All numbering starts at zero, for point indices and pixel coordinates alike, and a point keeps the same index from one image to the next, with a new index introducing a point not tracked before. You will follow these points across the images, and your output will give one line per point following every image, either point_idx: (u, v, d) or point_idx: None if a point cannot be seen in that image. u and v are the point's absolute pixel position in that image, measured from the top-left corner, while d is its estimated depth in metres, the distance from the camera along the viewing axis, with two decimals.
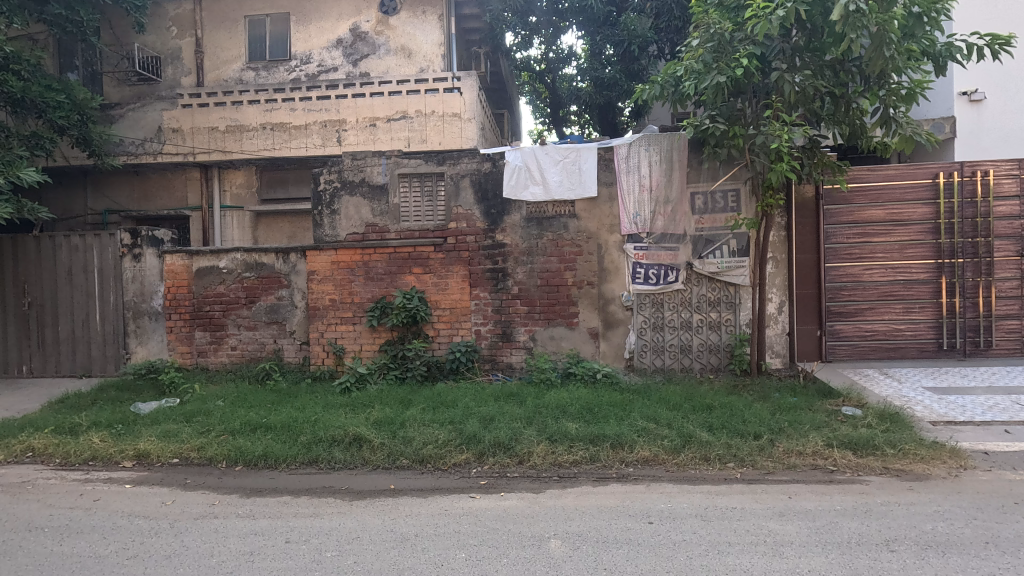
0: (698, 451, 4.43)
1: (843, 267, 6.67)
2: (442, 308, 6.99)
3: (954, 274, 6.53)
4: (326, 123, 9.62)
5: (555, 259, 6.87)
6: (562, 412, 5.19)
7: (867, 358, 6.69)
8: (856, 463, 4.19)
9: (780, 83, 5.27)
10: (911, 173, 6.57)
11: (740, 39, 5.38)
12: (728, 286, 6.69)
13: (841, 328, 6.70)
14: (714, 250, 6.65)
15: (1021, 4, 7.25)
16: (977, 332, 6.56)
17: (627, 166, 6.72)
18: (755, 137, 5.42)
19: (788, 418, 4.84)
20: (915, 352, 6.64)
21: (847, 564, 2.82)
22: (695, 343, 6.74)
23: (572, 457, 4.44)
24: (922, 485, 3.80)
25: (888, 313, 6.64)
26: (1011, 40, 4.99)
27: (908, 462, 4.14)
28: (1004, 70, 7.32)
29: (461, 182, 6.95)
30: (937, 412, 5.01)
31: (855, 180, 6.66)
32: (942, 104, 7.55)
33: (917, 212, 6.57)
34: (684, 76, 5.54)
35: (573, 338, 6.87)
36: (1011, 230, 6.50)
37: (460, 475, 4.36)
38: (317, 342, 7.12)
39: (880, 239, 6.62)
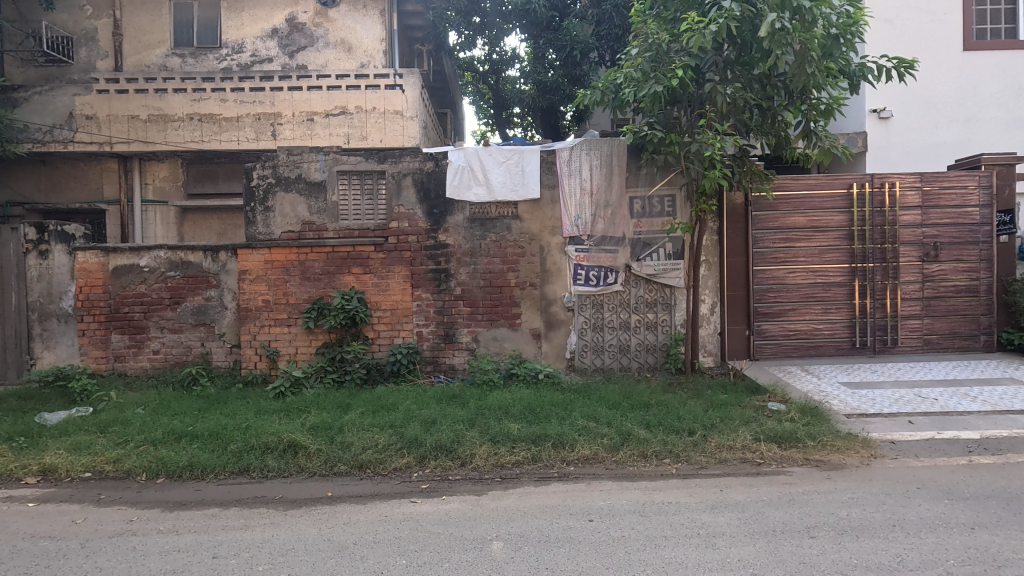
0: (636, 448, 4.55)
1: (769, 270, 7.07)
2: (383, 309, 6.84)
3: (866, 278, 7.06)
4: (260, 115, 9.19)
5: (497, 260, 6.88)
6: (505, 413, 5.20)
7: (790, 356, 7.11)
8: (781, 455, 4.44)
9: (713, 94, 5.52)
10: (828, 183, 7.06)
11: (676, 50, 5.57)
12: (665, 287, 6.93)
13: (767, 328, 7.08)
14: (651, 253, 6.88)
15: (922, 30, 7.94)
16: (885, 331, 7.12)
17: (569, 169, 6.82)
18: (690, 144, 5.65)
19: (719, 414, 5.07)
20: (832, 350, 7.12)
21: (773, 551, 2.98)
22: (633, 342, 6.93)
23: (514, 457, 4.46)
24: (838, 474, 4.08)
25: (809, 314, 7.09)
26: (915, 64, 5.44)
27: (827, 452, 4.44)
28: (908, 90, 7.98)
29: (402, 180, 6.83)
30: (851, 405, 5.41)
31: (780, 189, 7.06)
32: (855, 119, 8.13)
33: (833, 220, 7.06)
34: (624, 83, 5.70)
35: (516, 339, 6.91)
36: (914, 237, 7.09)
37: (401, 480, 4.27)
38: (249, 345, 6.79)
39: (801, 245, 7.07)
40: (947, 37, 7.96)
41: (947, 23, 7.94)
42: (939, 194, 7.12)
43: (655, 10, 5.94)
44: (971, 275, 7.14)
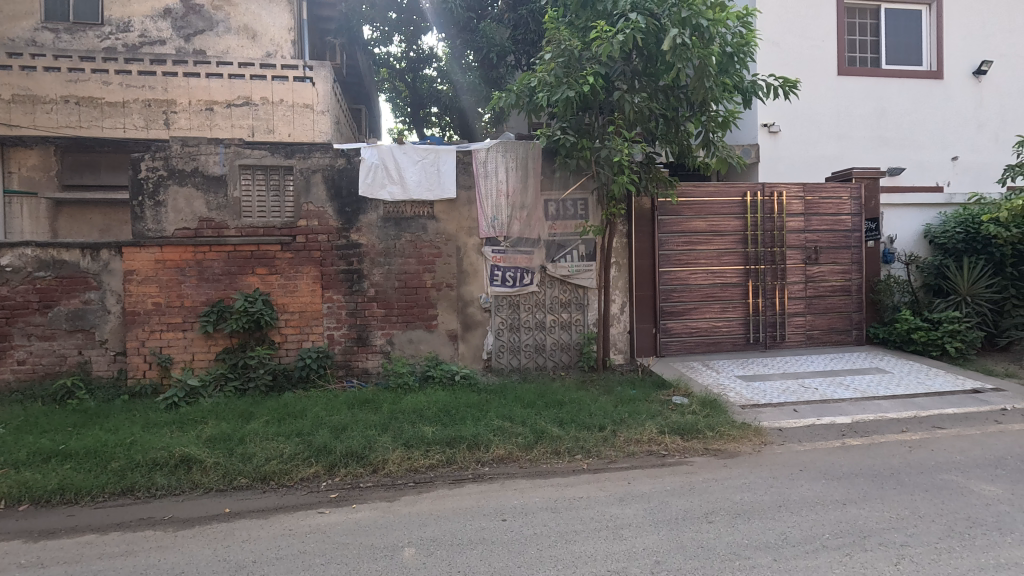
0: (549, 445, 4.64)
1: (674, 271, 7.48)
2: (290, 311, 6.50)
3: (758, 278, 7.66)
4: (150, 102, 8.42)
5: (413, 261, 6.76)
6: (419, 416, 5.11)
7: (693, 352, 7.57)
8: (683, 445, 4.71)
9: (621, 102, 5.77)
10: (726, 191, 7.59)
11: (587, 58, 5.76)
12: (578, 288, 7.13)
13: (672, 326, 7.49)
14: (565, 254, 7.05)
15: (805, 54, 8.77)
16: (774, 328, 7.75)
17: (485, 171, 6.84)
18: (600, 150, 5.86)
19: (628, 410, 5.29)
20: (729, 345, 7.66)
21: (675, 538, 3.14)
22: (548, 342, 7.06)
23: (428, 461, 4.39)
24: (733, 462, 4.38)
25: (708, 312, 7.59)
26: (797, 85, 5.96)
27: (723, 441, 4.76)
28: (792, 108, 8.78)
29: (312, 177, 6.52)
30: (745, 396, 5.86)
31: (683, 195, 7.50)
32: (748, 133, 8.80)
33: (729, 225, 7.60)
34: (538, 88, 5.83)
35: (432, 341, 6.82)
36: (798, 242, 7.79)
37: (308, 491, 4.06)
38: (136, 353, 6.21)
39: (702, 248, 7.55)
40: (826, 62, 8.83)
41: (825, 49, 8.82)
42: (818, 203, 7.87)
43: (567, 18, 6.12)
44: (845, 276, 7.95)
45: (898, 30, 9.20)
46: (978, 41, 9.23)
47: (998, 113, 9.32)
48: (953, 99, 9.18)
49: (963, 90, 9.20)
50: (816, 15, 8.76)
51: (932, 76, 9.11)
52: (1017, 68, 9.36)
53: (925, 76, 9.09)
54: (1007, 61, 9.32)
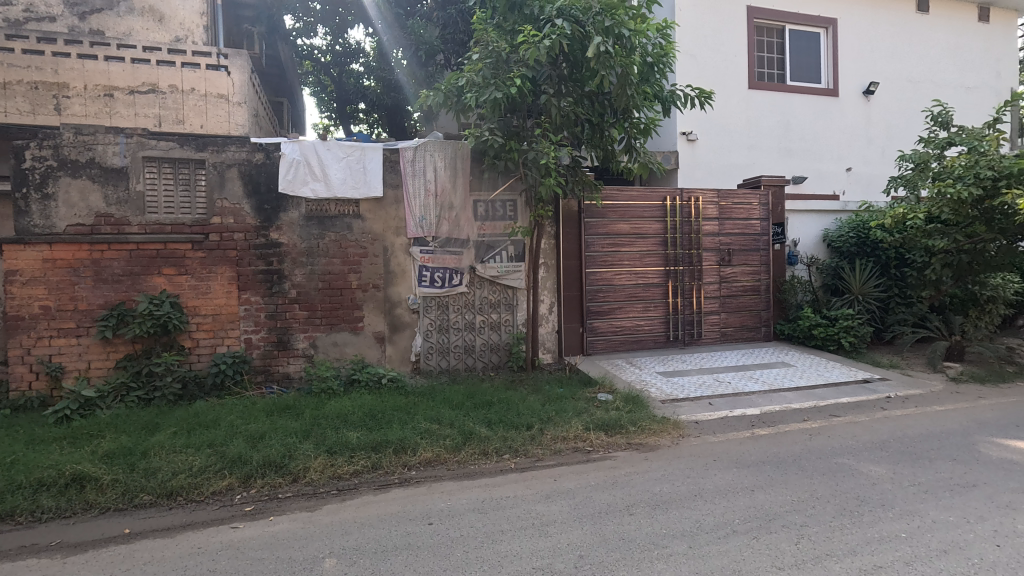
0: (477, 446, 4.63)
1: (599, 272, 7.71)
2: (202, 314, 6.09)
3: (677, 279, 8.05)
4: (38, 84, 7.29)
5: (337, 261, 6.54)
6: (343, 421, 4.95)
7: (617, 350, 7.83)
8: (607, 441, 4.86)
9: (548, 105, 5.88)
10: (647, 195, 7.91)
11: (515, 61, 5.82)
12: (507, 288, 7.17)
13: (597, 325, 7.72)
14: (495, 255, 7.08)
15: (720, 68, 9.32)
16: (692, 326, 8.17)
17: (413, 170, 6.74)
18: (528, 152, 5.93)
19: (555, 408, 5.40)
20: (651, 343, 7.98)
21: (598, 532, 3.22)
22: (477, 343, 7.05)
23: (352, 467, 4.26)
24: (653, 455, 4.56)
25: (632, 312, 7.88)
26: (711, 96, 6.31)
27: (644, 436, 4.96)
28: (708, 118, 9.29)
29: (226, 172, 6.15)
30: (665, 392, 6.14)
31: (608, 199, 7.75)
32: (668, 140, 9.22)
33: (651, 228, 7.93)
34: (466, 87, 5.82)
35: (358, 344, 6.63)
36: (714, 245, 8.26)
37: (220, 505, 3.82)
38: (20, 362, 5.61)
39: (626, 249, 7.83)
40: (737, 77, 9.42)
41: (737, 64, 9.41)
42: (731, 208, 8.37)
43: (496, 20, 6.16)
44: (755, 277, 8.51)
45: (801, 50, 9.96)
46: (867, 64, 10.18)
47: (884, 129, 10.31)
48: (847, 116, 10.06)
49: (855, 108, 10.11)
50: (728, 32, 9.35)
51: (830, 93, 9.95)
52: (899, 90, 10.41)
53: (823, 93, 9.91)
54: (890, 83, 10.34)
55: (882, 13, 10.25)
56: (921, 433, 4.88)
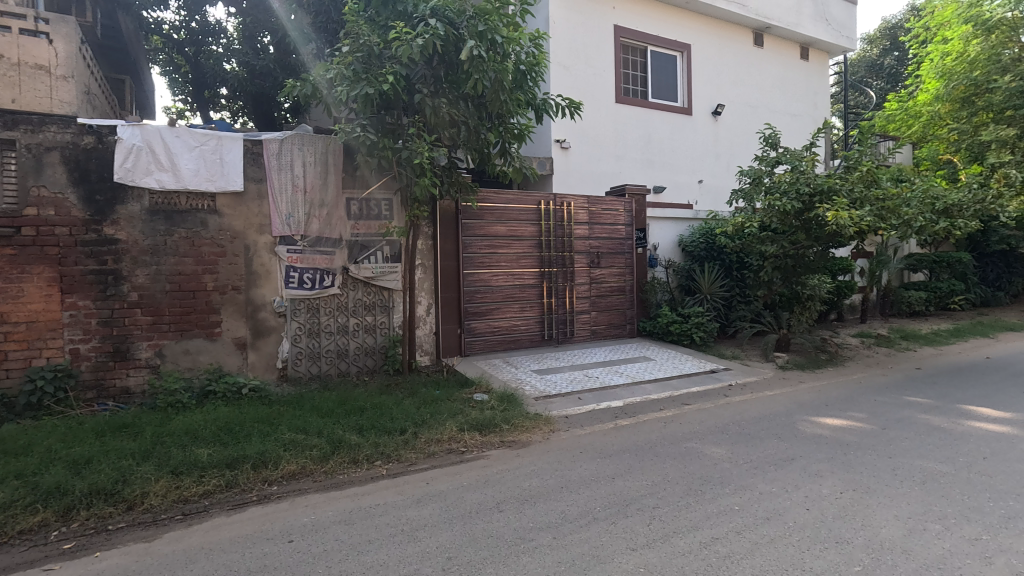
0: (347, 455, 4.45)
1: (476, 273, 7.80)
2: (12, 322, 5.18)
3: (551, 280, 8.39)
4: None
5: (189, 260, 5.91)
6: (193, 438, 4.48)
7: (495, 350, 7.96)
8: (481, 440, 4.93)
9: (423, 105, 5.82)
10: (523, 199, 8.16)
11: (388, 57, 5.69)
12: (383, 290, 6.97)
13: (475, 326, 7.79)
14: (369, 256, 6.85)
15: (590, 81, 9.88)
16: (565, 325, 8.55)
17: (278, 163, 6.32)
18: (402, 151, 5.80)
19: (430, 410, 5.36)
20: (527, 342, 8.23)
21: (468, 532, 3.24)
22: (351, 347, 6.76)
23: (201, 488, 3.87)
24: (525, 451, 4.71)
25: (509, 312, 8.06)
26: (580, 107, 6.64)
27: (517, 433, 5.11)
28: (579, 127, 9.78)
29: (46, 156, 5.30)
30: (539, 389, 6.37)
31: (485, 201, 7.87)
32: (543, 146, 9.57)
33: (526, 231, 8.18)
34: (336, 80, 5.58)
35: (214, 351, 6.05)
36: (585, 248, 8.73)
37: (30, 546, 3.25)
38: None
39: (502, 251, 8.00)
40: (606, 90, 10.05)
41: (605, 79, 10.04)
42: (600, 214, 8.91)
43: (368, 13, 5.98)
44: (621, 278, 9.13)
45: (660, 71, 10.90)
46: (715, 88, 11.39)
47: (729, 147, 11.60)
48: (699, 133, 11.17)
49: (705, 126, 11.26)
50: (597, 48, 9.94)
51: (684, 112, 10.97)
52: (741, 113, 11.77)
53: (679, 111, 10.90)
54: (734, 107, 11.66)
55: (726, 44, 11.54)
56: (754, 416, 5.56)
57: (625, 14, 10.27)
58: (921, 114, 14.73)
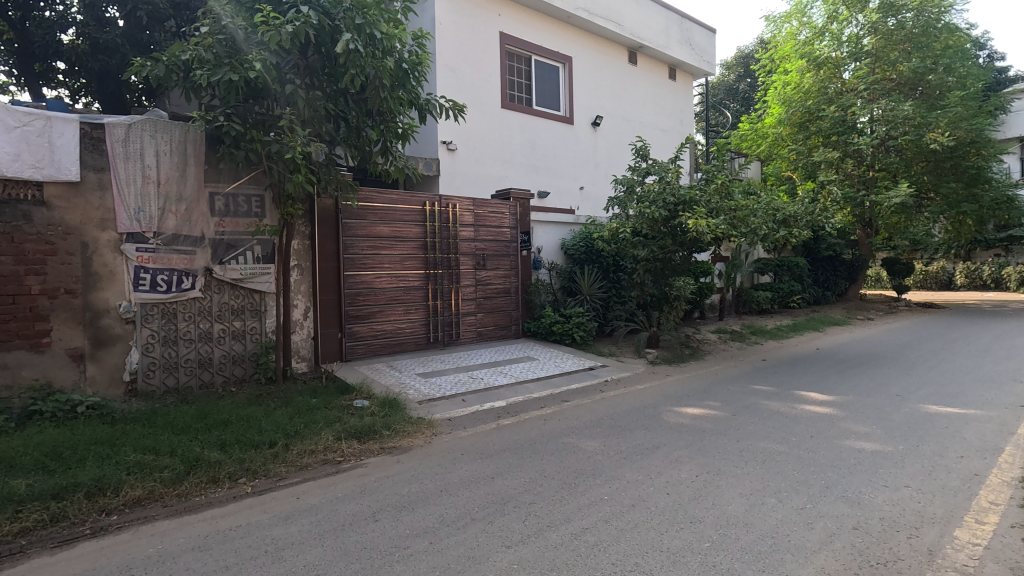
0: (205, 473, 4.06)
1: (358, 275, 7.52)
2: None
3: (437, 282, 8.33)
4: None
5: (7, 259, 5.05)
6: (9, 467, 3.83)
7: (378, 354, 7.72)
8: (359, 449, 4.75)
9: (295, 96, 5.48)
10: (408, 199, 8.02)
11: (255, 43, 5.31)
12: (253, 293, 6.45)
13: (357, 330, 7.50)
14: (236, 256, 6.29)
15: (477, 84, 9.96)
16: (451, 326, 8.52)
17: (125, 151, 5.63)
18: (272, 144, 5.40)
19: (304, 420, 5.07)
20: (412, 345, 8.08)
21: (340, 546, 3.10)
22: (216, 355, 6.17)
23: (18, 525, 3.31)
24: (405, 456, 4.60)
25: (393, 314, 7.86)
26: (464, 110, 6.65)
27: (398, 439, 4.99)
28: (465, 130, 9.82)
29: None
30: (423, 393, 6.29)
31: (367, 200, 7.62)
32: (429, 147, 9.48)
33: (411, 232, 8.05)
34: (194, 63, 5.09)
35: (41, 365, 5.22)
36: (470, 250, 8.79)
37: None
38: None
39: (386, 252, 7.79)
40: (491, 95, 10.18)
41: (490, 83, 10.17)
42: (485, 216, 9.02)
43: None
44: (506, 279, 9.30)
45: (543, 80, 11.29)
46: (594, 100, 12.02)
47: (607, 156, 12.29)
48: (580, 142, 11.71)
49: (585, 136, 11.84)
50: (483, 52, 10.05)
51: (566, 121, 11.45)
52: (617, 125, 12.55)
53: (561, 120, 11.35)
54: (611, 119, 12.40)
55: (604, 59, 12.24)
56: (627, 409, 5.93)
57: (510, 21, 10.49)
58: (767, 135, 16.58)
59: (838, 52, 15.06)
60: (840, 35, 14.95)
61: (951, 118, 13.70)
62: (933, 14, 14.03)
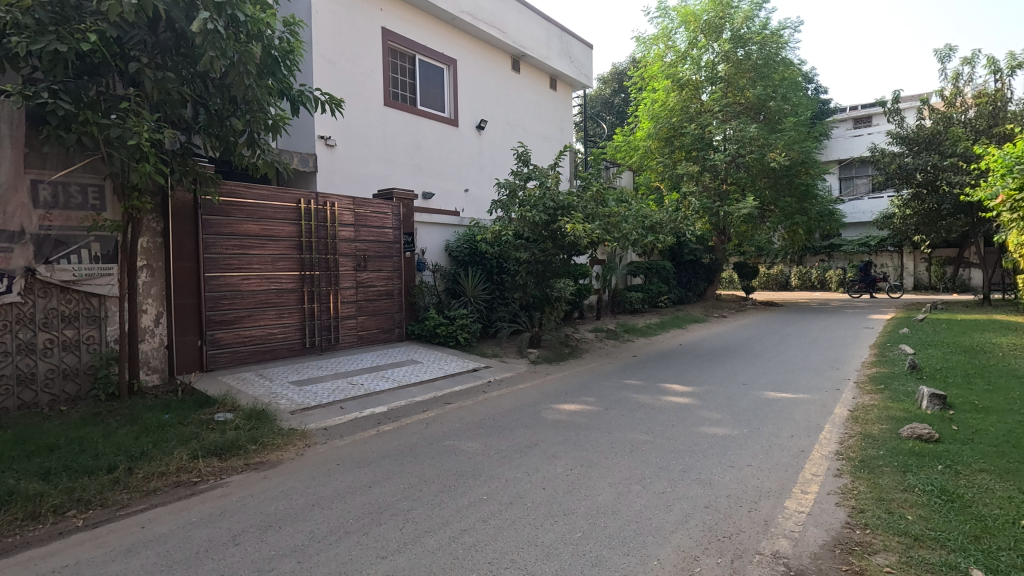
0: (22, 509, 3.46)
1: (221, 277, 6.88)
2: None
3: (313, 285, 7.88)
4: None
5: None
6: None
7: (246, 362, 7.12)
8: (219, 467, 4.33)
9: (141, 76, 4.86)
10: (279, 196, 7.51)
11: (90, 12, 4.65)
12: (90, 297, 5.64)
13: (220, 337, 6.85)
14: (67, 255, 5.46)
15: (357, 79, 9.60)
16: (329, 331, 8.11)
17: None
18: (111, 128, 4.74)
19: (153, 439, 4.53)
20: (285, 352, 7.56)
21: None
22: (40, 369, 5.30)
23: None
24: (273, 472, 4.28)
25: (263, 319, 7.30)
26: (341, 105, 6.31)
27: (265, 453, 4.64)
28: (345, 126, 9.41)
29: None
30: (296, 402, 5.90)
31: (232, 195, 7.02)
32: (306, 141, 8.95)
33: (284, 230, 7.54)
34: (8, 28, 4.34)
35: None
36: (350, 250, 8.43)
37: None
38: None
39: (254, 252, 7.22)
40: (373, 91, 9.87)
41: (372, 79, 9.86)
42: (366, 216, 8.71)
43: None
44: (389, 281, 9.06)
45: (427, 80, 11.16)
46: (479, 104, 12.14)
47: (491, 160, 12.45)
48: (464, 144, 11.74)
49: (470, 139, 11.90)
50: (364, 46, 9.72)
51: (450, 122, 11.42)
52: (501, 130, 12.77)
53: (446, 121, 11.31)
54: (495, 123, 12.59)
55: (488, 64, 12.41)
56: (508, 408, 6.05)
57: (392, 18, 10.25)
58: (638, 147, 17.90)
59: (697, 76, 16.66)
60: (699, 60, 16.53)
61: (786, 141, 15.76)
62: (773, 48, 15.98)
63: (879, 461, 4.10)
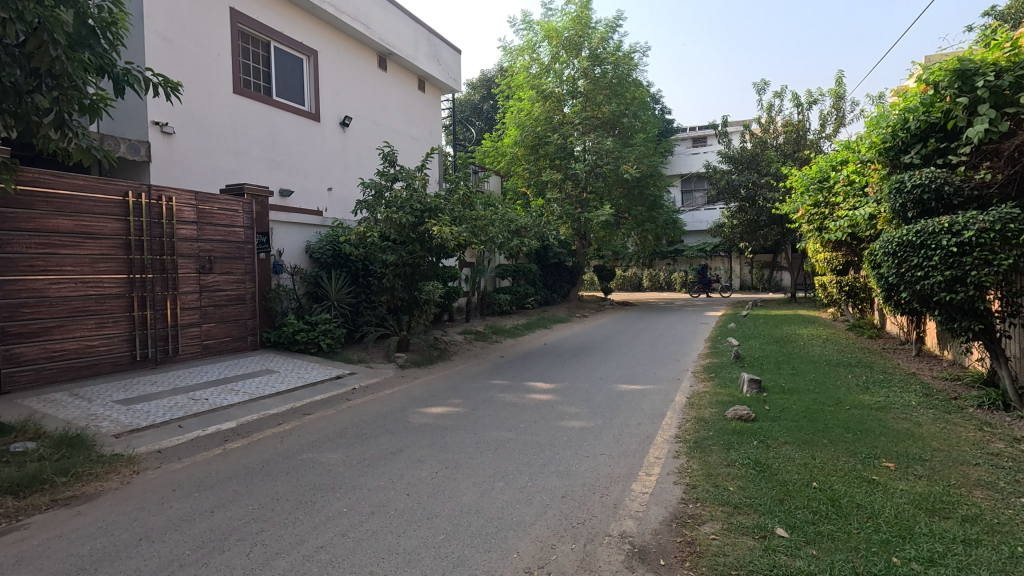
0: None
1: (21, 280, 5.81)
2: None
3: (145, 289, 6.95)
4: None
5: None
6: None
7: (56, 381, 6.06)
8: (16, 507, 3.64)
9: None
10: (100, 187, 6.53)
11: None
12: None
13: (21, 352, 5.77)
14: None
15: (201, 62, 8.71)
16: (166, 341, 7.21)
17: None
18: None
19: None
20: (109, 367, 6.57)
21: None
22: None
23: None
24: (90, 506, 3.68)
25: (79, 330, 6.28)
26: (179, 89, 5.60)
27: (80, 485, 3.98)
28: (187, 113, 8.48)
29: None
30: (122, 423, 5.16)
31: (34, 185, 5.96)
32: (136, 127, 7.90)
33: (106, 227, 6.57)
34: None
35: None
36: (191, 250, 7.58)
37: None
38: None
39: (66, 252, 6.20)
40: (220, 77, 9.01)
41: (219, 63, 8.99)
42: (211, 213, 7.92)
43: None
44: (239, 285, 8.30)
45: (285, 70, 10.46)
46: (342, 99, 11.61)
47: (356, 158, 11.97)
48: (326, 140, 11.15)
49: (333, 135, 11.33)
50: (209, 27, 8.84)
51: (311, 117, 10.79)
52: (366, 128, 12.35)
53: (306, 115, 10.66)
54: (360, 121, 12.14)
55: (353, 59, 11.94)
56: (372, 415, 5.85)
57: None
58: (506, 153, 18.44)
59: (559, 89, 17.60)
60: (561, 74, 17.47)
61: (637, 155, 17.29)
62: (626, 69, 17.40)
63: (709, 441, 4.65)
